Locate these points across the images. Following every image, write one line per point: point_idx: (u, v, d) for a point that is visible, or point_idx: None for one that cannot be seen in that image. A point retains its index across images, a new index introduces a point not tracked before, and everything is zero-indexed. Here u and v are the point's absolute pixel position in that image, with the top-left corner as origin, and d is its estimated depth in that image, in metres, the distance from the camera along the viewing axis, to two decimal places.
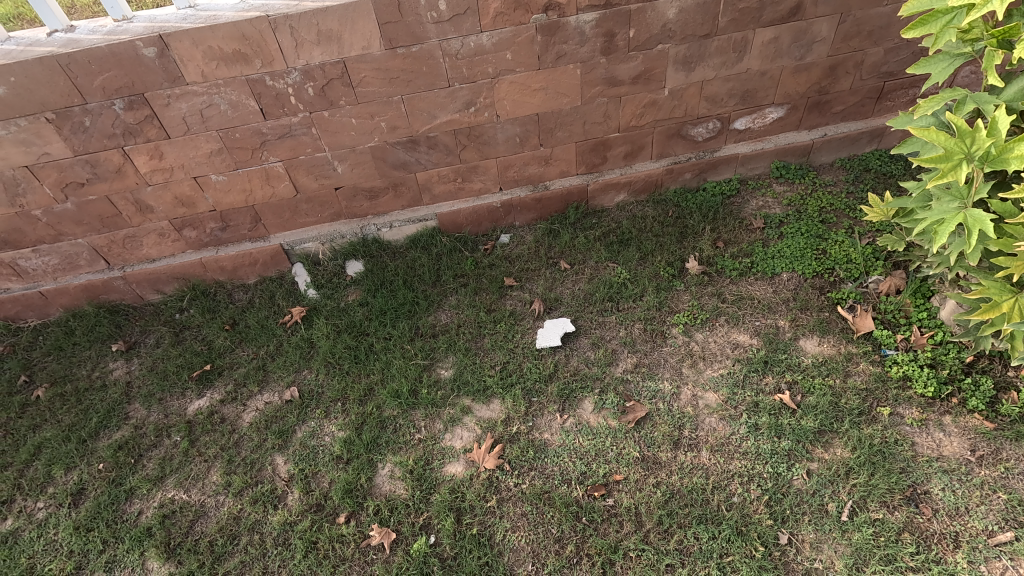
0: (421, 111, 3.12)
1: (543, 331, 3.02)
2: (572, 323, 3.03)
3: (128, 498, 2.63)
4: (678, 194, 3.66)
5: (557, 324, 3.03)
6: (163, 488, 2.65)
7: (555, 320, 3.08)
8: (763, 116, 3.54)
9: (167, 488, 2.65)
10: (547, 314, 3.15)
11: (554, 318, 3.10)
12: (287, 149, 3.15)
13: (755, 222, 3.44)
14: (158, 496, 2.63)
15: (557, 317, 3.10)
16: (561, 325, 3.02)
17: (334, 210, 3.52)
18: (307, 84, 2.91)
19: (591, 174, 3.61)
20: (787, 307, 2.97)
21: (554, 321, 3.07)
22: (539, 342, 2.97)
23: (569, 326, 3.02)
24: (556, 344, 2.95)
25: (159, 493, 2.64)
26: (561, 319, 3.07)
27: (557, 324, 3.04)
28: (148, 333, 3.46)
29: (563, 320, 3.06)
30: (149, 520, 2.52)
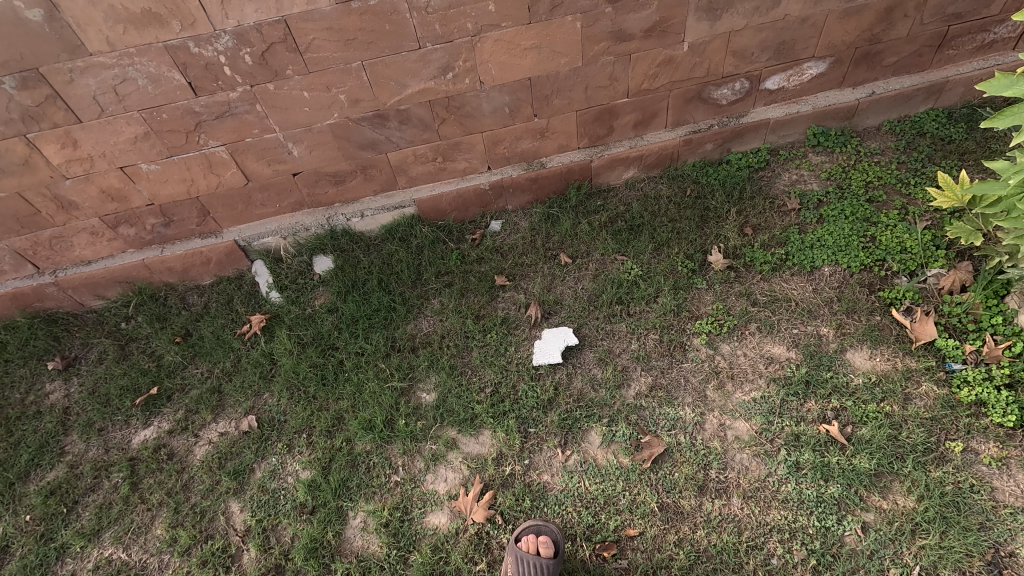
0: (388, 80, 2.55)
1: (539, 346, 2.56)
2: (574, 338, 2.56)
3: (60, 558, 2.28)
4: (697, 168, 3.12)
5: (558, 338, 2.56)
6: (100, 545, 2.29)
7: (555, 332, 2.60)
8: (801, 73, 2.96)
9: (105, 543, 2.29)
10: (545, 321, 2.69)
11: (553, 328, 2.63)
12: (230, 131, 2.61)
13: (789, 202, 2.92)
14: (94, 554, 2.28)
15: (558, 327, 2.63)
16: (563, 341, 2.55)
17: (295, 198, 3.00)
18: (243, 50, 2.34)
19: (594, 147, 3.05)
20: (830, 312, 2.50)
21: (554, 333, 2.60)
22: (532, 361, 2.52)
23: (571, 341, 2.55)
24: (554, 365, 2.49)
25: (94, 550, 2.28)
26: (564, 330, 2.60)
27: (558, 337, 2.57)
28: (90, 347, 3.03)
29: (565, 332, 2.59)
30: None
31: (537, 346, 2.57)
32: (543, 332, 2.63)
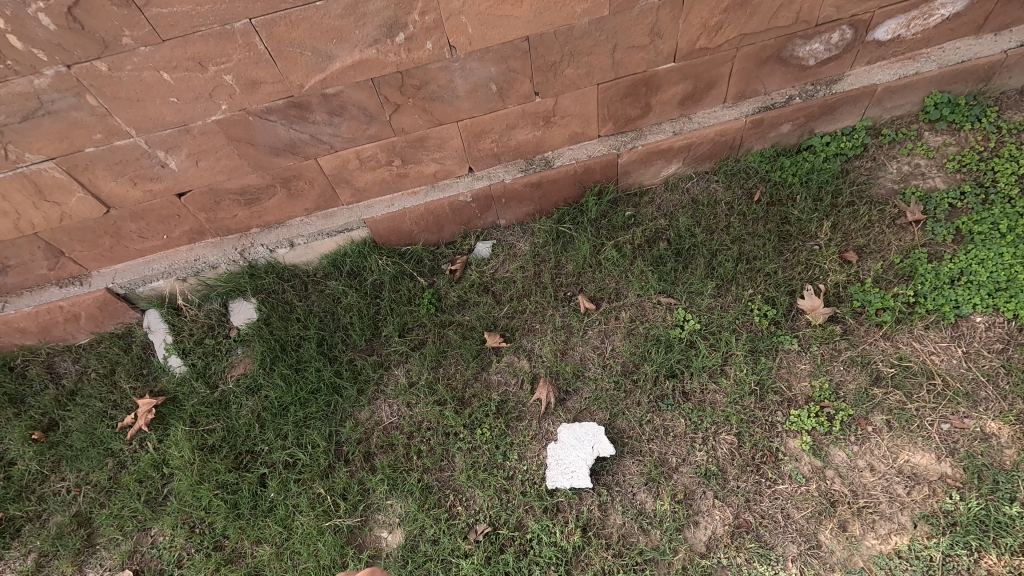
0: (300, 48, 1.58)
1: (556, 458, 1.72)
2: (610, 448, 1.70)
3: None
4: (766, 159, 2.19)
5: (586, 448, 1.71)
6: None
7: (581, 434, 1.75)
8: (929, 14, 1.96)
9: None
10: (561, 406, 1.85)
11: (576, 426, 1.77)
12: (56, 138, 1.64)
13: (912, 211, 1.99)
14: None
15: (584, 424, 1.77)
16: (593, 453, 1.70)
17: (188, 226, 2.04)
18: (38, 6, 1.37)
19: (621, 135, 2.11)
20: (995, 393, 1.65)
21: (578, 436, 1.74)
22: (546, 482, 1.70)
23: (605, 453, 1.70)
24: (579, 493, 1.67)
25: None
26: (593, 433, 1.74)
27: (585, 446, 1.72)
28: None
29: (594, 436, 1.74)
30: None
31: (552, 456, 1.73)
32: (562, 430, 1.77)
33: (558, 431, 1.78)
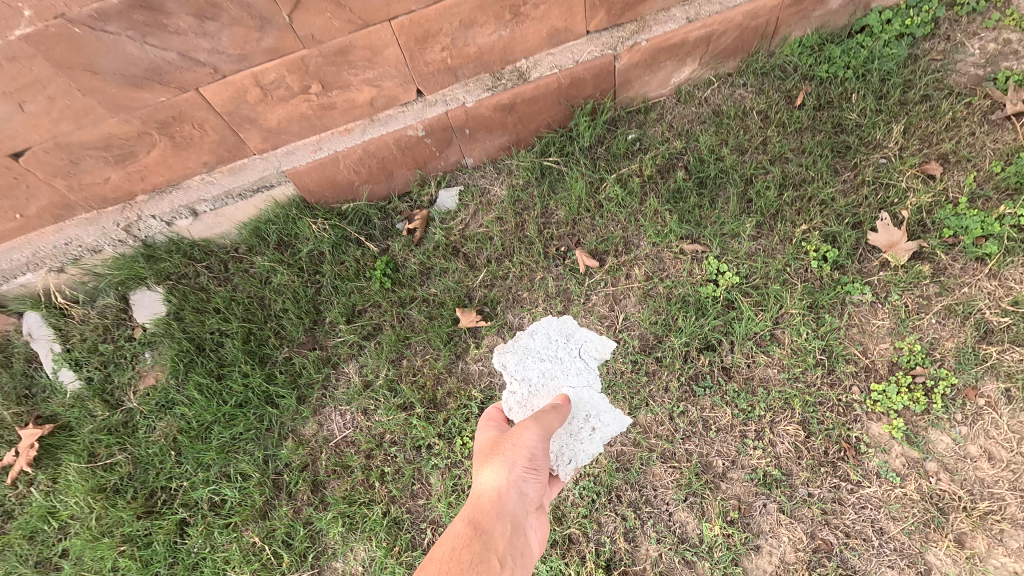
0: None
1: (545, 429, 1.37)
2: (610, 344, 1.46)
3: None
4: (808, 48, 1.64)
5: (569, 366, 1.44)
6: None
7: (550, 367, 1.45)
8: None
9: None
10: (523, 342, 1.50)
11: (535, 362, 1.46)
12: None
13: (1006, 104, 1.49)
14: None
15: (543, 328, 1.51)
16: (585, 363, 1.44)
17: (44, 201, 1.51)
18: None
19: (618, 27, 1.53)
20: None
21: (552, 376, 1.44)
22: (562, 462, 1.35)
23: (601, 352, 1.45)
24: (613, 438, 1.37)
25: None
26: (563, 354, 1.46)
27: (566, 365, 1.44)
28: None
29: (568, 355, 1.45)
30: None
31: (515, 405, 1.43)
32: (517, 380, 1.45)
33: (508, 364, 1.48)
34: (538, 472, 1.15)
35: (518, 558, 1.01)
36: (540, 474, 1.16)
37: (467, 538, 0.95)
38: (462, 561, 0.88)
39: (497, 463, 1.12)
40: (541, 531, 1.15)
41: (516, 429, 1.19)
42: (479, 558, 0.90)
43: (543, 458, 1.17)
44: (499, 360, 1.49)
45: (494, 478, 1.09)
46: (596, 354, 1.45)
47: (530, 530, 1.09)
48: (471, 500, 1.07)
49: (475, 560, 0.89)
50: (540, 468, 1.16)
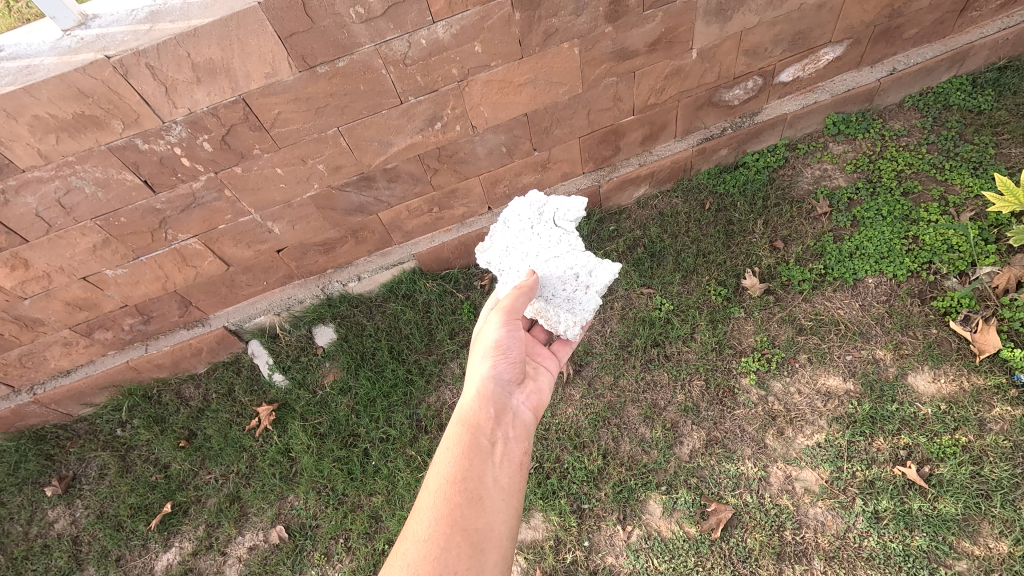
0: (370, 141, 2.24)
1: (547, 306, 1.87)
2: (575, 199, 2.01)
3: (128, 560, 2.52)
4: (712, 176, 2.85)
5: (543, 225, 1.99)
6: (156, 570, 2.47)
7: (531, 236, 1.96)
8: (816, 61, 2.64)
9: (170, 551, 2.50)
10: (506, 233, 2.00)
11: (521, 240, 1.95)
12: (200, 221, 2.30)
13: (818, 206, 2.68)
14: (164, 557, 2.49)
15: (518, 217, 2.01)
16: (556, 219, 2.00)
17: (283, 273, 2.70)
18: (201, 138, 2.01)
19: (601, 170, 2.77)
20: (883, 331, 2.33)
21: (534, 246, 1.93)
22: (571, 322, 1.85)
23: (570, 214, 1.99)
24: (602, 276, 1.89)
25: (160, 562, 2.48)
26: (542, 226, 1.98)
27: (540, 225, 1.99)
28: (87, 462, 2.82)
29: (544, 225, 1.98)
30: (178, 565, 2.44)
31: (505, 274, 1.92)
32: (509, 261, 1.94)
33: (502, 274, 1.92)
34: (510, 361, 1.63)
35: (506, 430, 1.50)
36: (513, 364, 1.64)
37: (464, 435, 1.42)
38: (460, 466, 1.33)
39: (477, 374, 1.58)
40: (530, 398, 1.65)
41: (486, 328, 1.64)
42: (472, 454, 1.37)
43: (510, 343, 1.64)
44: (482, 260, 2.00)
45: (478, 382, 1.56)
46: (568, 216, 1.99)
47: (516, 405, 1.59)
48: (463, 403, 1.52)
49: (470, 458, 1.35)
50: (512, 356, 1.64)
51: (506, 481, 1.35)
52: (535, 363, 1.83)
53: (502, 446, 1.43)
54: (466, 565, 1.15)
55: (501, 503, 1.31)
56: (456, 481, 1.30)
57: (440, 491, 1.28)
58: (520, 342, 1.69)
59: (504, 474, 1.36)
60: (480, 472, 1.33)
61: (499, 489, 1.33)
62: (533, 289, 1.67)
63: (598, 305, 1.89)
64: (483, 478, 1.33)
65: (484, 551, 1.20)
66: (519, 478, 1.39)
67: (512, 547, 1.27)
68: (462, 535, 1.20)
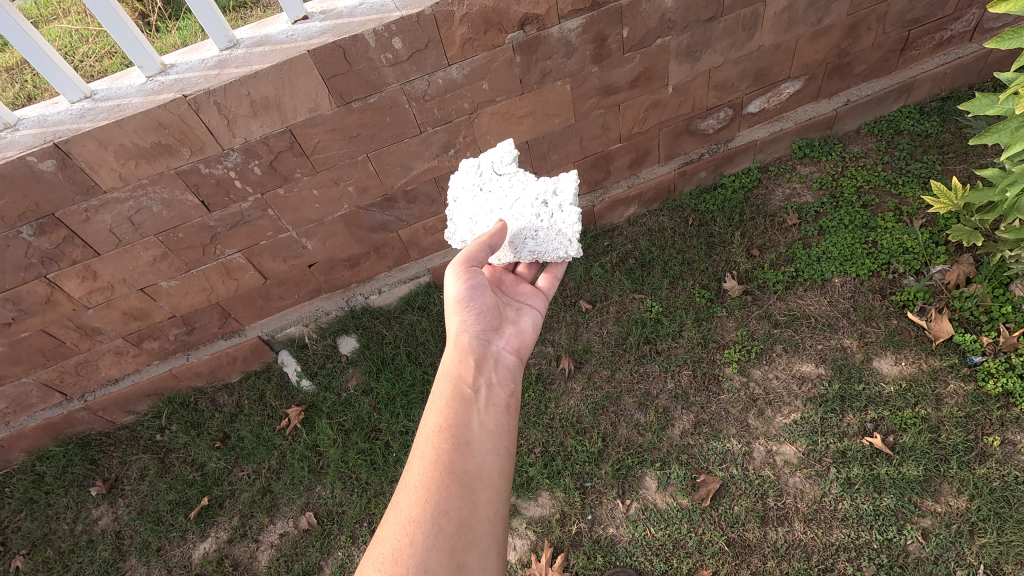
0: (394, 165, 2.61)
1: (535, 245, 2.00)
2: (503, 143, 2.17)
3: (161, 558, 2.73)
4: (694, 196, 3.18)
5: (491, 182, 2.16)
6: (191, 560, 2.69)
7: (485, 196, 2.13)
8: (779, 93, 3.01)
9: (203, 544, 2.72)
10: (466, 206, 2.16)
11: (479, 204, 2.13)
12: (244, 237, 2.64)
13: (788, 218, 2.99)
14: (198, 548, 2.72)
15: (465, 185, 2.18)
16: (498, 168, 2.17)
17: (312, 286, 3.02)
18: (252, 163, 2.38)
19: (594, 193, 3.10)
20: (849, 322, 2.62)
21: (495, 201, 2.11)
22: (568, 242, 1.99)
23: (502, 160, 2.16)
24: (565, 188, 2.06)
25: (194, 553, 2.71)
26: (489, 184, 2.15)
27: (488, 182, 2.16)
28: (129, 464, 3.06)
29: (491, 180, 2.16)
30: (213, 552, 2.67)
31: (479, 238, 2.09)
32: (481, 225, 2.10)
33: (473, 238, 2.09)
34: (482, 310, 1.72)
35: (487, 376, 1.60)
36: (488, 315, 1.73)
37: (446, 389, 1.51)
38: (443, 417, 1.44)
39: (453, 331, 1.67)
40: (511, 342, 1.73)
41: (448, 282, 1.74)
42: (454, 403, 1.47)
43: (477, 292, 1.73)
44: (458, 239, 2.16)
45: (454, 339, 1.65)
46: (506, 162, 2.16)
47: (496, 352, 1.68)
48: (444, 359, 1.61)
49: (453, 408, 1.46)
50: (481, 304, 1.72)
51: (491, 423, 1.46)
52: (520, 305, 1.88)
53: (484, 391, 1.53)
54: (457, 503, 1.27)
55: (487, 444, 1.42)
56: (441, 430, 1.40)
57: (428, 441, 1.39)
58: (489, 291, 1.77)
59: (487, 417, 1.47)
60: (464, 418, 1.44)
61: (484, 432, 1.44)
62: (496, 240, 1.83)
63: (577, 214, 2.01)
64: (466, 424, 1.43)
65: (476, 488, 1.32)
66: (503, 419, 1.49)
67: (504, 480, 1.39)
68: (451, 476, 1.31)
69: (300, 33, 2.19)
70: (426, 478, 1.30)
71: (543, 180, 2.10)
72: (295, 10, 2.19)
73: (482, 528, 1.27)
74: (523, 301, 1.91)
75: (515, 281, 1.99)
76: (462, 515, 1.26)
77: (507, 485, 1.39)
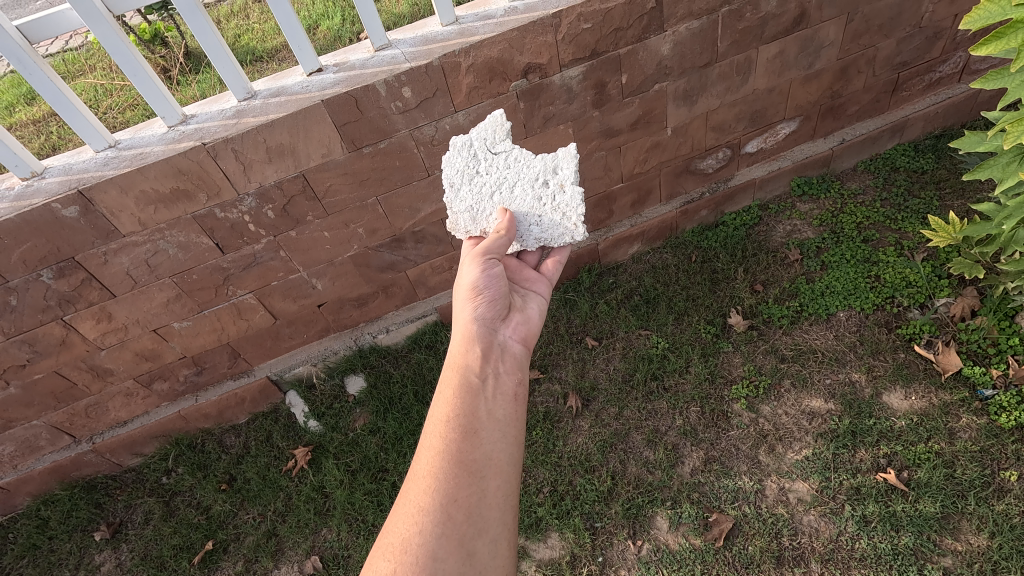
0: (402, 207, 2.69)
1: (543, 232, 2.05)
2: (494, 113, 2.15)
3: None
4: (696, 233, 3.24)
5: (486, 162, 2.15)
6: None
7: (484, 180, 2.13)
8: (775, 133, 3.11)
9: None
10: (465, 190, 2.14)
11: (480, 189, 2.12)
12: (256, 278, 2.70)
13: (790, 253, 3.03)
14: None
15: (460, 164, 2.15)
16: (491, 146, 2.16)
17: (321, 326, 3.06)
18: (266, 207, 2.46)
19: (598, 231, 3.16)
20: (857, 356, 2.61)
21: (496, 184, 2.11)
22: (574, 225, 2.03)
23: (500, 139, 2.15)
24: (566, 168, 2.09)
25: None
26: (485, 167, 2.14)
27: (484, 163, 2.15)
28: (134, 508, 3.03)
29: (488, 161, 2.14)
30: None
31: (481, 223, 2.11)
32: (484, 213, 2.11)
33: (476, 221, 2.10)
34: (492, 298, 1.71)
35: (495, 365, 1.59)
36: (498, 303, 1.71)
37: (454, 377, 1.51)
38: (451, 407, 1.44)
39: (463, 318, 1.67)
40: (518, 330, 1.74)
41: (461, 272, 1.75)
42: (461, 393, 1.47)
43: (488, 281, 1.72)
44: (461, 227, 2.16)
45: (463, 327, 1.65)
46: (500, 142, 2.16)
47: (504, 341, 1.67)
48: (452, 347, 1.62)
49: (460, 398, 1.45)
50: (492, 293, 1.71)
51: (499, 412, 1.46)
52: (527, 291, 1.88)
53: (492, 379, 1.53)
54: (465, 492, 1.29)
55: (496, 433, 1.42)
56: (449, 420, 1.41)
57: (435, 432, 1.40)
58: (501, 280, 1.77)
59: (496, 406, 1.47)
60: (471, 408, 1.44)
61: (493, 421, 1.44)
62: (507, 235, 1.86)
63: (581, 194, 2.03)
64: (475, 414, 1.43)
65: (484, 479, 1.34)
66: (512, 407, 1.49)
67: (514, 469, 1.40)
68: (460, 467, 1.33)
69: (314, 84, 2.29)
70: (433, 468, 1.33)
71: (541, 159, 2.11)
72: (310, 62, 2.29)
73: (490, 519, 1.29)
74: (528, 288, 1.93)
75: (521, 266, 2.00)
76: (470, 504, 1.28)
77: (517, 473, 1.40)
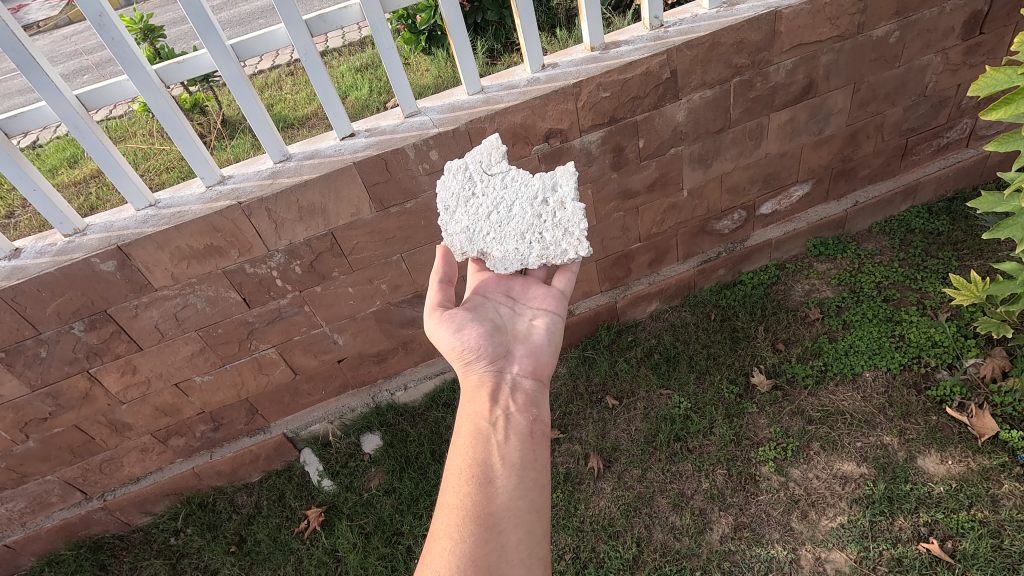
0: (425, 265, 2.75)
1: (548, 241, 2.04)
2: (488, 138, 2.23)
3: None
4: (714, 292, 3.25)
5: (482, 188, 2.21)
6: None
7: (480, 201, 2.16)
8: (789, 196, 3.18)
9: None
10: (460, 212, 2.15)
11: (475, 210, 2.14)
12: (279, 333, 2.73)
13: (810, 313, 3.02)
14: None
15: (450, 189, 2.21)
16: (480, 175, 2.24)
17: (339, 382, 3.06)
18: (294, 263, 2.53)
19: (617, 289, 3.19)
20: (887, 419, 2.54)
21: (491, 206, 2.14)
22: (577, 240, 2.01)
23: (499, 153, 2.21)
24: (565, 184, 2.13)
25: None
26: (481, 188, 2.18)
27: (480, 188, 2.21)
28: (139, 571, 2.93)
29: (483, 182, 2.19)
30: None
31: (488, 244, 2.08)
32: (482, 232, 2.09)
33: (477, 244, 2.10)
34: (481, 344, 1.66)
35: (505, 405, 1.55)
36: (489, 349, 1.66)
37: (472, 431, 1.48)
38: (463, 472, 1.38)
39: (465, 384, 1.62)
40: (525, 364, 1.68)
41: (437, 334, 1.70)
42: (474, 441, 1.44)
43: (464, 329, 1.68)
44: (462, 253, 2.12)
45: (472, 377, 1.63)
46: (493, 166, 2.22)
47: (512, 379, 1.62)
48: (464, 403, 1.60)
49: (472, 447, 1.43)
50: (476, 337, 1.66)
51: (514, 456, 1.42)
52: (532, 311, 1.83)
53: (502, 421, 1.49)
54: (485, 549, 1.25)
55: (512, 479, 1.38)
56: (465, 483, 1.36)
57: (452, 495, 1.35)
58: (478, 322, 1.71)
59: (509, 448, 1.43)
60: (484, 455, 1.41)
61: (507, 466, 1.39)
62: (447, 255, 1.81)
63: (581, 208, 2.07)
64: (489, 477, 1.37)
65: (504, 528, 1.30)
66: (528, 448, 1.44)
67: (536, 513, 1.35)
68: (479, 522, 1.29)
69: (346, 147, 2.41)
70: (449, 540, 1.26)
71: (540, 179, 2.17)
72: (343, 128, 2.41)
73: (523, 566, 1.27)
74: (536, 306, 1.86)
75: (525, 286, 1.95)
76: (491, 562, 1.23)
77: (540, 517, 1.35)
